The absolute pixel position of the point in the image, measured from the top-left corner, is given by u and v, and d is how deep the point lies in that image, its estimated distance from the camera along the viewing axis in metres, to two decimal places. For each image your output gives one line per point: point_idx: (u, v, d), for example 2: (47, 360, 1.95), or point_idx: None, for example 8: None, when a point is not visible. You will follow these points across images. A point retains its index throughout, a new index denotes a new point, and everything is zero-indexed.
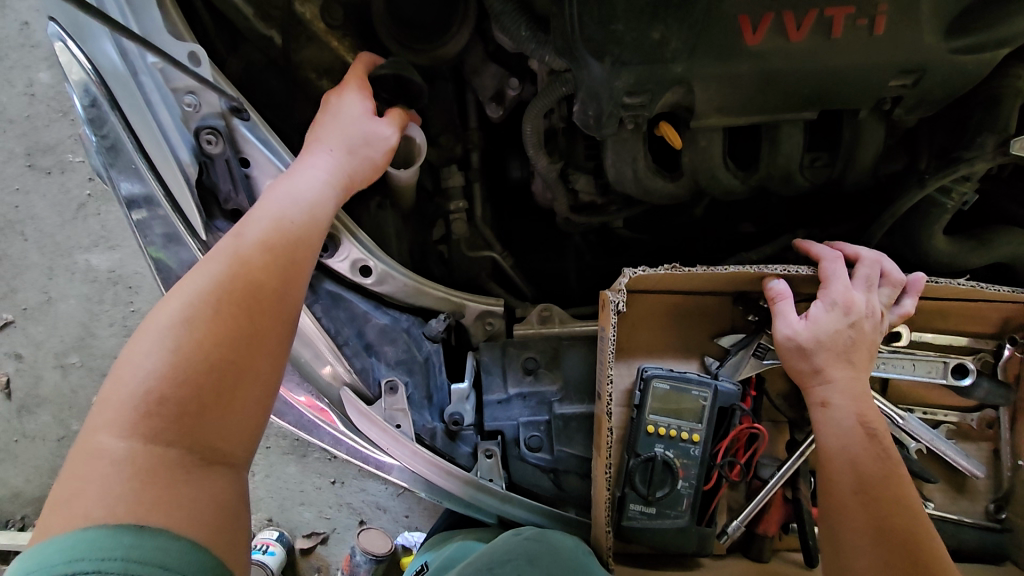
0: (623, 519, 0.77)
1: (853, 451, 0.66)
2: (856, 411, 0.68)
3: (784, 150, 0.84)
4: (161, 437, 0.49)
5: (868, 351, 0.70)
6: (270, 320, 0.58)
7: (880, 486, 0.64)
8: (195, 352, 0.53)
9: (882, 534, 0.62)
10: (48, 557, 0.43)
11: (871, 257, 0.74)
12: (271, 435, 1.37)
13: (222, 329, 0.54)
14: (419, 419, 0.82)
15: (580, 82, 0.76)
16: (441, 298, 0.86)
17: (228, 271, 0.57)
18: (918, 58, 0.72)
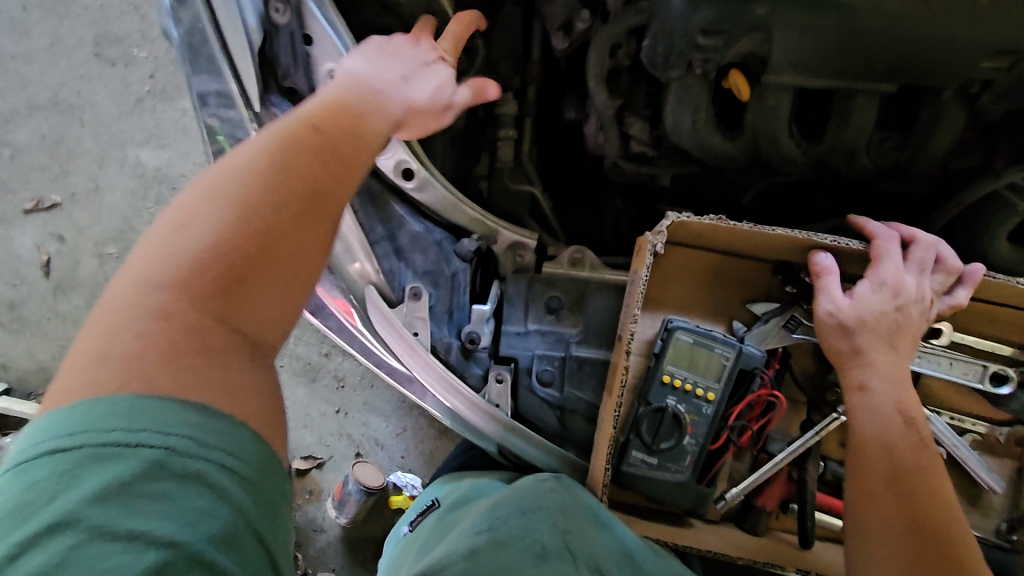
0: (622, 465, 0.76)
1: (889, 438, 0.64)
2: (893, 398, 0.65)
3: (854, 124, 0.80)
4: (200, 306, 0.45)
5: (912, 338, 0.68)
6: (323, 207, 0.51)
7: (914, 476, 0.62)
8: (241, 220, 0.47)
9: (914, 526, 0.60)
10: (104, 421, 0.39)
11: (929, 240, 0.70)
12: (286, 354, 1.40)
13: (270, 202, 0.48)
14: (436, 332, 0.82)
15: (656, 14, 0.74)
16: (475, 218, 0.85)
17: (277, 144, 0.51)
18: (1020, 37, 0.68)
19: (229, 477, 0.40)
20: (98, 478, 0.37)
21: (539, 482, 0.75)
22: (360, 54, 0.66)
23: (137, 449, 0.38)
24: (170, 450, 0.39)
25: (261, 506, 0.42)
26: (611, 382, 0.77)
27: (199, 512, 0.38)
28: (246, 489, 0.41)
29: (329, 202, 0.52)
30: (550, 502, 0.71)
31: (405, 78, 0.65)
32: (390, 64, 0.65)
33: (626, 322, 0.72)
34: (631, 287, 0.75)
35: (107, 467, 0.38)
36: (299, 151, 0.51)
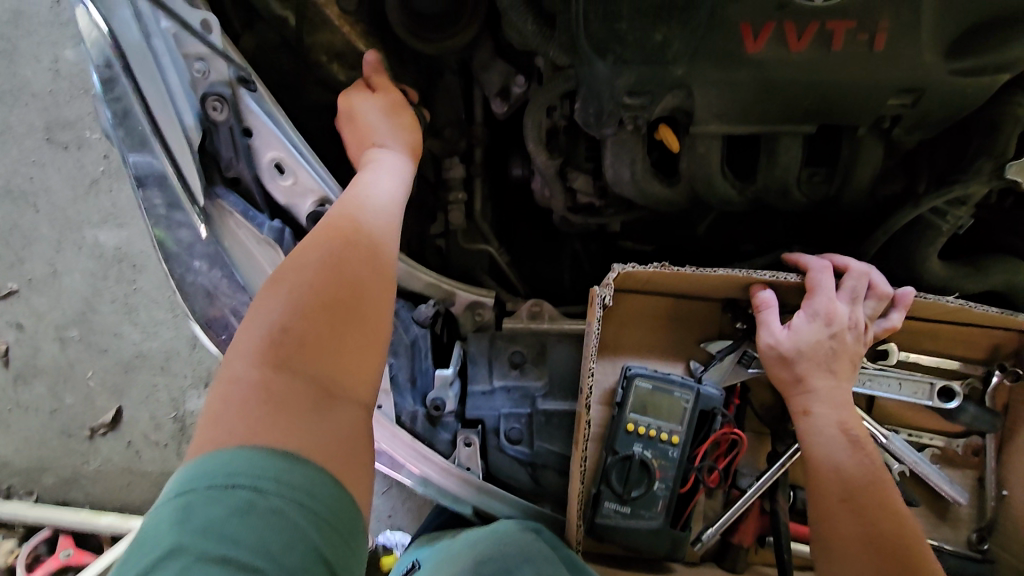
0: (596, 516, 0.75)
1: (838, 459, 0.66)
2: (838, 419, 0.68)
3: (782, 162, 0.84)
4: (288, 367, 0.52)
5: (850, 362, 0.70)
6: (378, 279, 0.59)
7: (865, 490, 0.64)
8: (310, 294, 0.55)
9: (870, 538, 0.62)
10: (216, 467, 0.46)
11: (861, 268, 0.73)
12: None
13: (333, 282, 0.56)
14: (401, 402, 0.81)
15: (582, 78, 0.78)
16: (430, 283, 0.86)
17: (331, 231, 0.60)
18: (916, 77, 0.73)
19: (305, 516, 0.46)
20: (206, 513, 0.44)
21: (511, 526, 0.75)
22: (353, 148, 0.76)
23: (236, 490, 0.45)
24: (259, 491, 0.45)
25: (331, 540, 0.47)
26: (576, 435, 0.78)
27: (281, 547, 0.44)
28: (320, 529, 0.46)
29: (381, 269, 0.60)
30: (540, 555, 0.70)
31: (395, 159, 0.75)
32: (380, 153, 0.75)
33: (584, 374, 0.74)
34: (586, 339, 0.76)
35: (217, 506, 0.44)
36: (347, 233, 0.60)
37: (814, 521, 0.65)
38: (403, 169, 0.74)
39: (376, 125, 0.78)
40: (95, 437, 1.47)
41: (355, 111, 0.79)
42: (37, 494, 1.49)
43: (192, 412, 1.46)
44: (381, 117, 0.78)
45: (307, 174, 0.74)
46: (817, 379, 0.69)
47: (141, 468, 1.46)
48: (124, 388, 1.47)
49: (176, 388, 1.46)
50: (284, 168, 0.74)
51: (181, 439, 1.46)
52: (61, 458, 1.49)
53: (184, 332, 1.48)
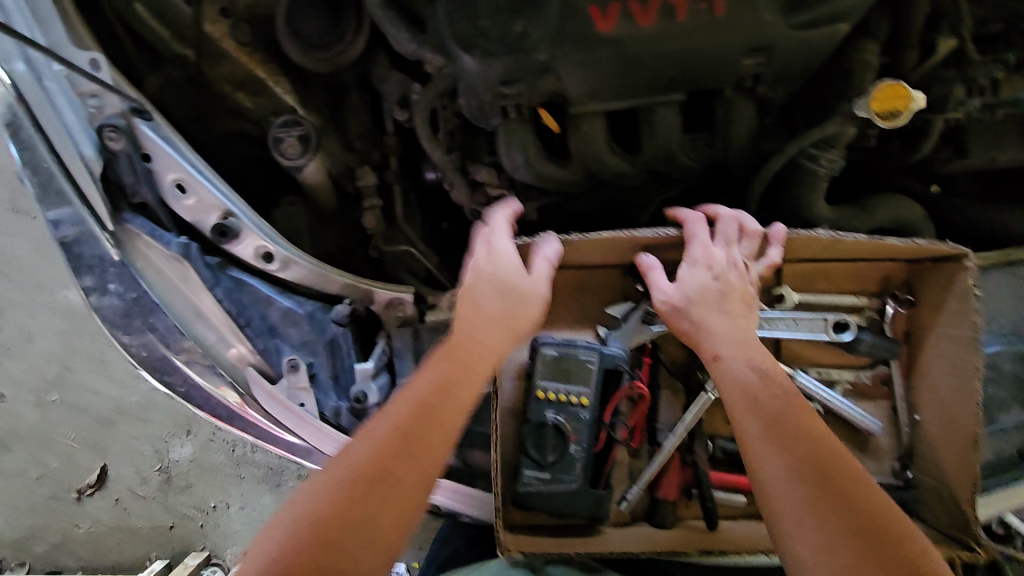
0: (518, 485, 0.78)
1: (751, 388, 0.66)
2: (746, 358, 0.68)
3: (661, 132, 0.89)
4: (330, 519, 0.57)
5: (742, 302, 0.72)
6: (435, 446, 0.63)
7: (785, 415, 0.63)
8: (380, 448, 0.62)
9: (799, 458, 0.61)
10: None
11: (729, 214, 0.77)
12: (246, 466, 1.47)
13: (397, 439, 0.62)
14: (324, 399, 0.84)
15: (458, 76, 0.83)
16: (346, 284, 0.89)
17: (417, 397, 0.65)
18: (764, 36, 0.77)
19: None
20: None
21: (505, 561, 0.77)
22: (479, 263, 0.75)
23: None
24: None
25: None
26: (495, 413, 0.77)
27: None
28: None
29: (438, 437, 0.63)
30: None
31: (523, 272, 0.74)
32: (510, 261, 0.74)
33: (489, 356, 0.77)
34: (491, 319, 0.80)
35: None
36: (427, 397, 0.65)
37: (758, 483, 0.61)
38: (532, 301, 0.73)
39: (541, 266, 0.76)
40: (83, 498, 1.50)
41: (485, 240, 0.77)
42: (29, 565, 1.53)
43: (176, 461, 1.48)
44: (533, 249, 0.77)
45: (208, 191, 0.78)
46: (711, 328, 0.70)
47: (130, 524, 1.50)
48: (106, 444, 1.50)
49: (157, 438, 1.49)
50: (186, 188, 0.78)
51: (167, 490, 1.48)
52: (51, 523, 1.53)
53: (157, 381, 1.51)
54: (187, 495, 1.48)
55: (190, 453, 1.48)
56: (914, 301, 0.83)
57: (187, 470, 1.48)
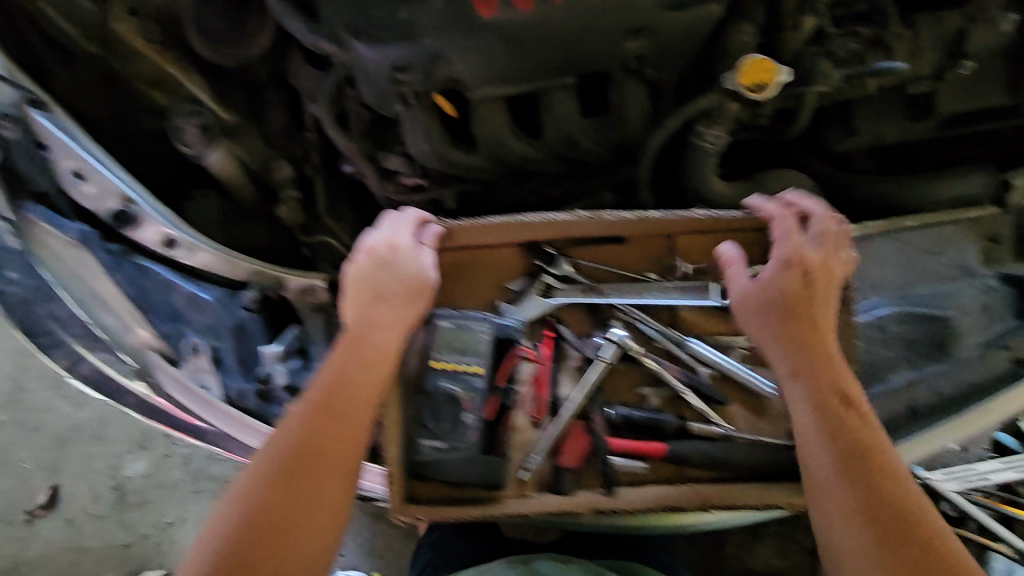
0: (415, 456, 0.81)
1: (827, 382, 0.72)
2: (828, 361, 0.73)
3: (556, 114, 0.92)
4: (260, 501, 0.66)
5: (830, 295, 0.77)
6: (351, 429, 0.71)
7: (845, 417, 0.69)
8: (297, 438, 0.69)
9: (859, 454, 0.67)
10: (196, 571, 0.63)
11: (821, 210, 0.82)
12: (202, 479, 1.45)
13: (313, 428, 0.69)
14: (229, 381, 0.86)
15: (353, 65, 0.86)
16: (253, 270, 0.90)
17: (324, 388, 0.72)
18: (638, 18, 0.81)
19: None
20: None
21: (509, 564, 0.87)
22: (366, 262, 0.78)
23: None
24: None
25: None
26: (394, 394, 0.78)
27: None
28: None
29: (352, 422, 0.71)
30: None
31: (410, 270, 0.78)
32: (395, 268, 0.78)
33: None
34: None
35: None
36: (334, 388, 0.72)
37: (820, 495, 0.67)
38: (417, 300, 0.78)
39: (426, 257, 0.80)
40: (34, 520, 1.45)
41: (374, 231, 0.81)
42: None
43: (130, 478, 1.46)
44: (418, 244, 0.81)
45: (107, 178, 0.81)
46: (788, 336, 0.74)
47: (85, 544, 1.44)
48: (60, 464, 1.47)
49: (113, 455, 1.47)
50: (85, 176, 0.81)
51: (121, 508, 1.45)
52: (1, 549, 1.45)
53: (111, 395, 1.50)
54: (141, 513, 1.44)
55: (145, 468, 1.46)
56: None
57: (141, 487, 1.45)
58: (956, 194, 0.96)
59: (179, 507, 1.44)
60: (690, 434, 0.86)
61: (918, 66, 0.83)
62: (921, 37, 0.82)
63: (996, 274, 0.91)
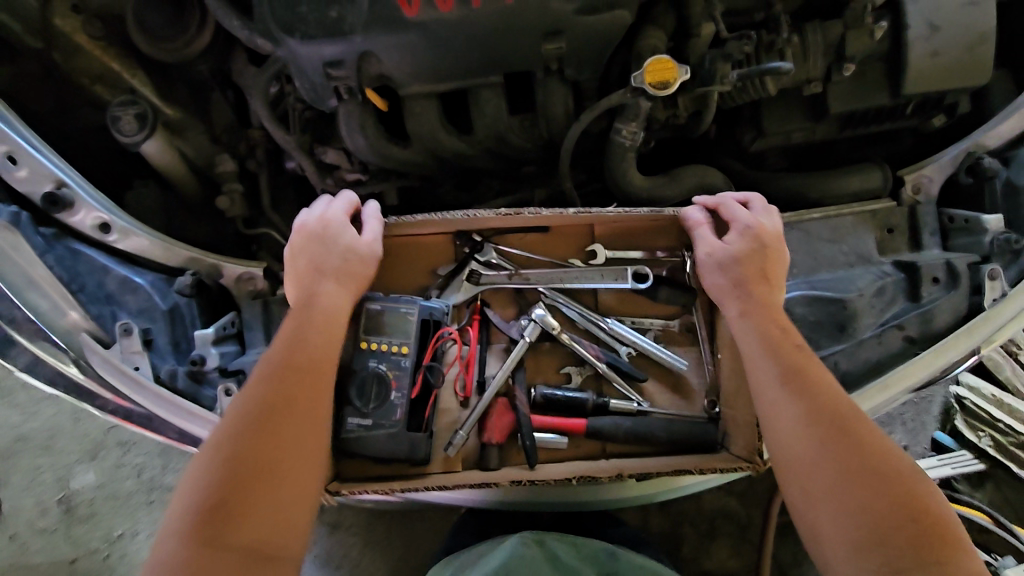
0: (341, 432, 0.82)
1: (769, 328, 0.77)
2: (769, 312, 0.78)
3: (485, 111, 0.98)
4: (233, 454, 0.66)
5: (777, 266, 0.82)
6: (314, 381, 0.72)
7: (795, 357, 0.74)
8: (263, 392, 0.70)
9: (806, 387, 0.71)
10: (179, 526, 0.63)
11: (758, 198, 0.88)
12: (156, 489, 1.42)
13: (279, 382, 0.71)
14: (161, 363, 0.87)
15: (288, 59, 0.90)
16: (190, 257, 0.94)
17: (283, 347, 0.73)
18: (553, 21, 0.87)
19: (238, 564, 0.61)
20: None
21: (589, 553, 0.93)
22: (307, 240, 0.81)
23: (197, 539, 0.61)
24: (205, 545, 0.61)
25: None
26: None
27: None
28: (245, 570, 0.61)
29: (315, 375, 0.72)
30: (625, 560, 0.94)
31: (346, 246, 0.81)
32: (327, 243, 0.81)
33: None
34: None
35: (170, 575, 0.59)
36: (295, 346, 0.73)
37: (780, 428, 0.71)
38: (356, 274, 0.81)
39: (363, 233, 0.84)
40: None
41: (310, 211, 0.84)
42: None
43: (79, 489, 1.42)
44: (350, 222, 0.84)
45: (38, 161, 0.86)
46: (738, 291, 0.81)
47: (28, 561, 1.38)
48: (6, 476, 1.43)
49: (62, 465, 1.44)
50: (18, 161, 0.85)
51: (68, 522, 1.40)
52: None
53: (61, 403, 1.48)
54: (88, 526, 1.40)
55: (96, 478, 1.43)
56: None
57: (91, 498, 1.42)
58: (855, 188, 1.04)
59: (130, 519, 1.41)
60: (609, 411, 0.90)
61: (809, 68, 0.91)
62: (810, 42, 0.90)
63: (891, 262, 0.97)
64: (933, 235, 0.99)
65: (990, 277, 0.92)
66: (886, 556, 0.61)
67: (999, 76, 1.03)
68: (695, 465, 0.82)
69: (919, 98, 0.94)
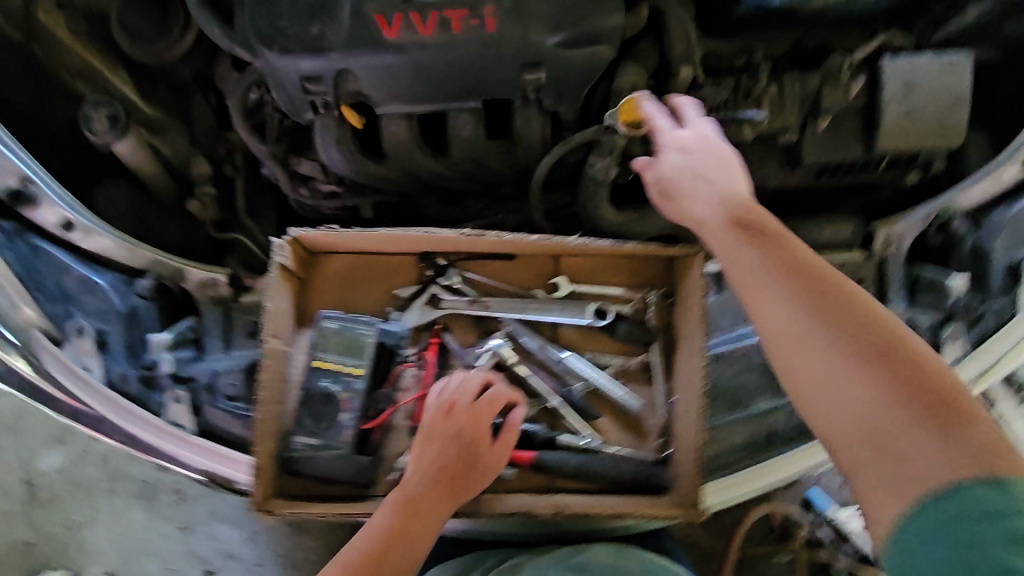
0: (287, 450, 0.83)
1: (742, 222, 0.65)
2: (726, 204, 0.67)
3: (460, 134, 0.98)
4: None
5: (721, 164, 0.71)
6: (414, 547, 0.72)
7: (778, 247, 0.62)
8: (372, 546, 0.71)
9: (794, 280, 0.59)
10: None
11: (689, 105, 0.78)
12: (120, 480, 1.40)
13: (389, 543, 0.71)
14: (113, 366, 0.87)
15: (267, 70, 0.90)
16: (153, 259, 0.95)
17: (403, 504, 0.74)
18: (532, 53, 0.87)
19: None
20: None
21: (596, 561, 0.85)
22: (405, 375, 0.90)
23: None
24: None
25: None
26: (268, 394, 0.79)
27: None
28: None
29: (417, 541, 0.72)
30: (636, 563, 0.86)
31: (477, 418, 0.80)
32: (462, 408, 0.80)
33: (265, 333, 0.80)
34: (277, 302, 0.83)
35: None
36: (413, 508, 0.74)
37: (775, 331, 0.59)
38: (481, 449, 0.79)
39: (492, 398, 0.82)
40: None
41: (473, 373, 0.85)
42: None
43: (42, 474, 1.41)
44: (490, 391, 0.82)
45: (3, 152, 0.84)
46: (696, 195, 0.70)
47: None
48: None
49: (26, 448, 1.42)
50: None
51: (30, 504, 1.40)
52: None
53: None
54: (48, 512, 1.40)
55: (61, 462, 1.41)
56: (670, 295, 0.93)
57: (54, 483, 1.41)
58: (826, 239, 1.04)
59: (90, 508, 1.39)
60: (557, 446, 0.90)
61: (784, 118, 0.91)
62: (784, 93, 0.90)
63: None
64: (899, 291, 0.99)
65: (950, 339, 0.93)
66: (903, 451, 0.51)
67: (975, 136, 1.03)
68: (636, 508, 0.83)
69: (892, 155, 0.94)
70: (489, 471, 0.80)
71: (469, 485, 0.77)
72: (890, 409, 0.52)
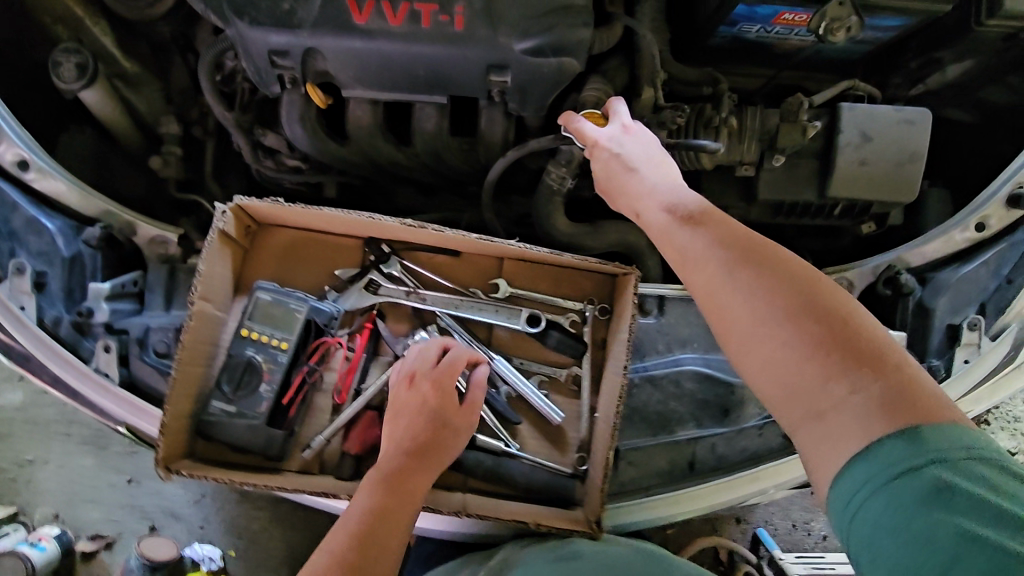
0: (204, 414, 0.84)
1: (684, 210, 0.68)
2: (660, 198, 0.72)
3: (424, 126, 0.99)
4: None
5: (649, 155, 0.78)
6: (403, 516, 0.71)
7: (716, 228, 0.64)
8: (363, 519, 0.69)
9: (730, 256, 0.61)
10: None
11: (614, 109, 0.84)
12: (76, 424, 1.41)
13: (377, 514, 0.70)
14: (47, 308, 0.88)
15: (236, 39, 0.89)
16: (105, 210, 0.96)
17: (383, 476, 0.73)
18: (500, 56, 0.86)
19: None
20: None
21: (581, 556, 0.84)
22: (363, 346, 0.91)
23: None
24: None
25: None
26: (189, 352, 0.80)
27: None
28: None
29: (404, 509, 0.72)
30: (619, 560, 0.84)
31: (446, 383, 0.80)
32: (432, 376, 0.80)
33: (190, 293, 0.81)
34: (209, 265, 0.83)
35: None
36: (393, 478, 0.73)
37: (716, 303, 0.61)
38: (453, 412, 0.79)
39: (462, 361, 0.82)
40: None
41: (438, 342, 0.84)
42: None
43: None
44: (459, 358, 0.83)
45: None
46: (638, 190, 0.75)
47: None
48: None
49: None
50: None
51: None
52: None
53: None
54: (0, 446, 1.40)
55: (19, 399, 1.43)
56: (608, 310, 0.93)
57: (10, 418, 1.42)
58: None
59: (43, 447, 1.40)
60: (474, 445, 0.89)
61: (743, 150, 0.91)
62: (744, 125, 0.90)
63: None
64: None
65: None
66: (834, 406, 0.52)
67: (936, 192, 1.04)
68: (543, 517, 0.83)
69: (844, 202, 0.94)
70: (460, 436, 0.79)
71: (444, 450, 0.77)
72: (821, 363, 0.53)
